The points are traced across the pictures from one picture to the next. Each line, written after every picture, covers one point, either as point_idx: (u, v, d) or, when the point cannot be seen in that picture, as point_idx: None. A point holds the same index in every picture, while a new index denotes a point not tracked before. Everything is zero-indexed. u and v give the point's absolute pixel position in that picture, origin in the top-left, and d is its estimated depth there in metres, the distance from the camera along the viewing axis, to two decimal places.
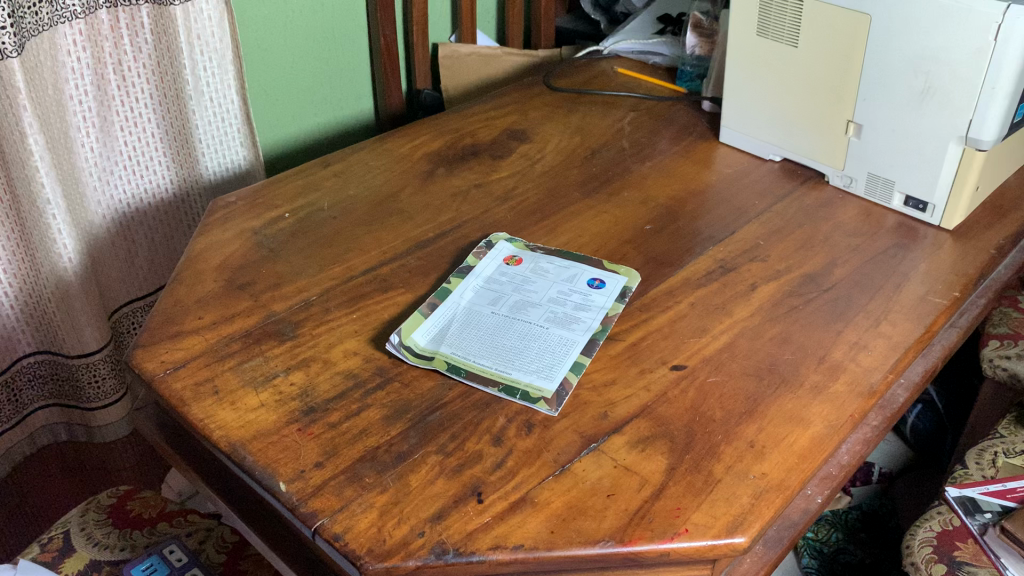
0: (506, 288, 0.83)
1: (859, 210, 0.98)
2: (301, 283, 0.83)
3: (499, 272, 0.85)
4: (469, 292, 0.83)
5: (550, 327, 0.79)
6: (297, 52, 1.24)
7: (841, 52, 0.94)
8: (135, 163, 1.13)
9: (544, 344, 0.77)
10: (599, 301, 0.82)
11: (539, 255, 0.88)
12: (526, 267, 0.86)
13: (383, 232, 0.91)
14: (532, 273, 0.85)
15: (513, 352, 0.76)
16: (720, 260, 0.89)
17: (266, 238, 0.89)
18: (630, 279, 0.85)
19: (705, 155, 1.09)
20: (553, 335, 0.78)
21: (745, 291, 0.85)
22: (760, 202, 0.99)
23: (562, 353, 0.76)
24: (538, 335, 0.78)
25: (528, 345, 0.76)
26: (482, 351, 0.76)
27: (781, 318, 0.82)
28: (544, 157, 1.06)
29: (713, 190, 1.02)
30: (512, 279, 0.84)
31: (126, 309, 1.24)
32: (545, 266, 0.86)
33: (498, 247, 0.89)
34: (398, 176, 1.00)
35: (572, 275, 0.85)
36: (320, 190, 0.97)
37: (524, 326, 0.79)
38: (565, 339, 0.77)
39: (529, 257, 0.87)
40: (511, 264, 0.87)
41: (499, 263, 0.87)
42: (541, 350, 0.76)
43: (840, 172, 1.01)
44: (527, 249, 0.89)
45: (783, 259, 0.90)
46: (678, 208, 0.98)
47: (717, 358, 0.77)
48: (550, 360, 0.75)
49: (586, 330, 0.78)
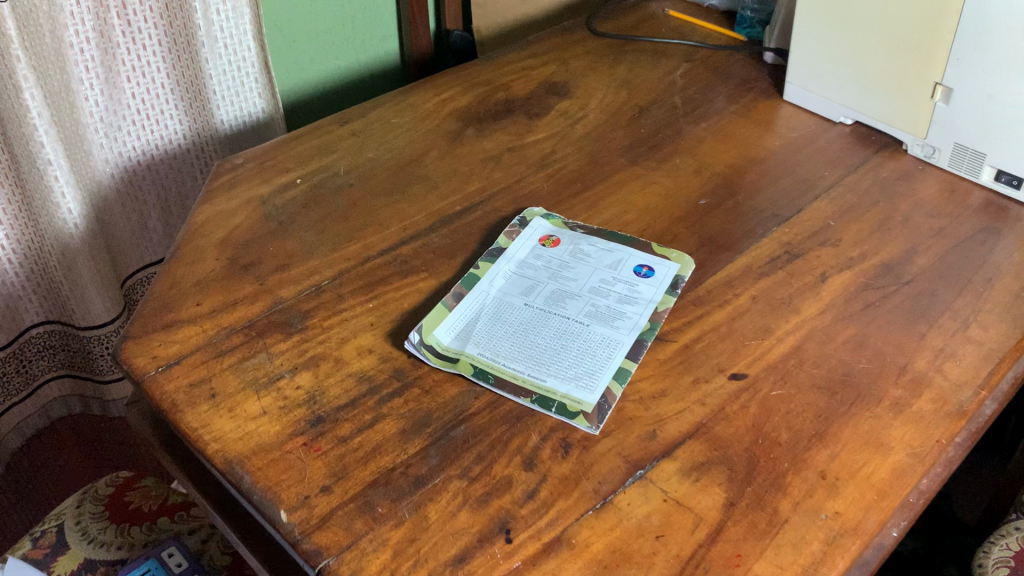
0: (542, 275, 0.74)
1: (942, 185, 0.87)
2: (312, 264, 0.74)
3: (534, 255, 0.76)
4: (499, 278, 0.73)
5: (592, 323, 0.69)
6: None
7: (936, 3, 0.81)
8: (145, 116, 1.04)
9: (584, 345, 0.67)
10: (648, 293, 0.72)
11: (579, 236, 0.78)
12: (564, 251, 0.76)
13: (406, 204, 0.81)
14: (571, 258, 0.75)
15: (549, 354, 0.66)
16: (786, 244, 0.79)
17: (275, 208, 0.80)
18: (682, 267, 0.75)
19: (767, 115, 0.97)
20: (595, 334, 0.68)
21: (814, 283, 0.75)
22: (830, 174, 0.88)
23: (604, 357, 0.66)
24: (577, 333, 0.68)
25: (566, 347, 0.67)
26: (514, 353, 0.66)
27: (855, 316, 0.72)
28: (586, 115, 0.95)
29: (777, 157, 0.90)
30: (548, 265, 0.75)
31: (138, 275, 1.16)
32: (585, 249, 0.76)
33: (533, 225, 0.79)
34: (423, 137, 0.90)
35: (616, 262, 0.75)
36: (337, 152, 0.87)
37: (561, 321, 0.69)
38: (609, 341, 0.68)
39: (568, 238, 0.77)
40: (548, 246, 0.77)
41: (533, 246, 0.77)
42: (581, 354, 0.67)
43: (922, 140, 0.89)
44: (565, 228, 0.79)
45: (857, 243, 0.79)
46: (736, 179, 0.87)
47: (781, 367, 0.67)
48: (591, 366, 0.66)
49: (633, 328, 0.69)
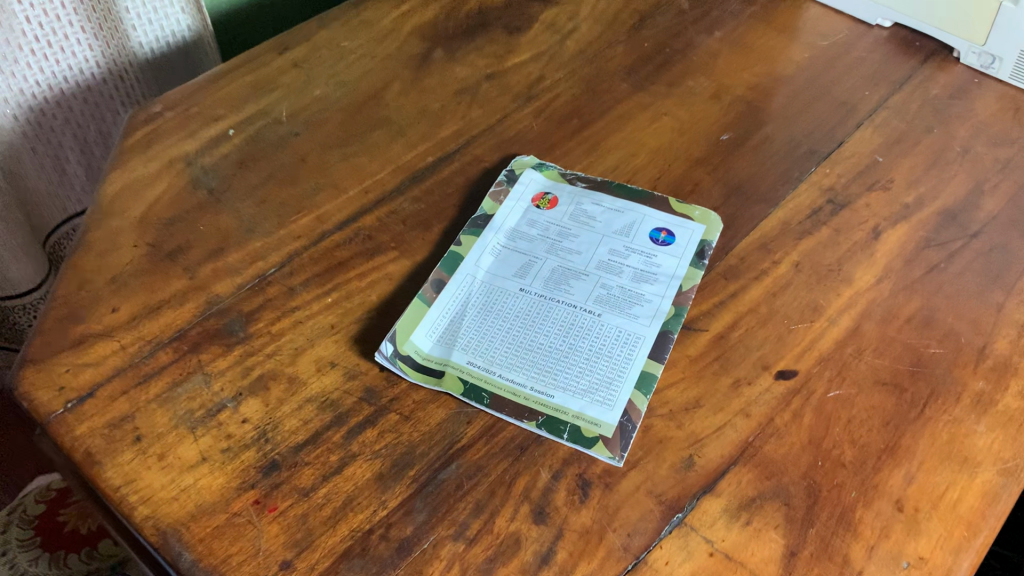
0: (540, 250, 0.61)
1: (1004, 102, 0.73)
2: (254, 247, 0.60)
3: (528, 223, 0.63)
4: (487, 257, 0.60)
5: (604, 313, 0.57)
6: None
7: None
8: (47, 44, 0.86)
9: (597, 344, 0.55)
10: (669, 268, 0.60)
11: (581, 195, 0.64)
12: (564, 215, 0.63)
13: (366, 159, 0.66)
14: (573, 225, 0.62)
15: (555, 359, 0.54)
16: (828, 190, 0.65)
17: (205, 171, 0.65)
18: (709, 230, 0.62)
19: (790, 18, 0.82)
20: (609, 328, 0.56)
21: (865, 242, 0.62)
22: (871, 93, 0.74)
23: (623, 359, 0.54)
24: (588, 326, 0.56)
25: (575, 347, 0.55)
26: (512, 361, 0.54)
27: (919, 284, 0.59)
28: (577, 27, 0.79)
29: (808, 74, 0.76)
30: (546, 235, 0.62)
31: (61, 233, 1.00)
32: (589, 211, 0.63)
33: (524, 182, 0.65)
34: (381, 65, 0.74)
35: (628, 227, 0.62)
36: (277, 91, 0.71)
37: (566, 311, 0.57)
38: (627, 337, 0.55)
39: (567, 198, 0.64)
40: (544, 209, 0.64)
41: (526, 210, 0.63)
42: (594, 356, 0.54)
43: (979, 48, 0.75)
44: (563, 184, 0.65)
45: (912, 185, 0.66)
46: (761, 104, 0.73)
47: (836, 359, 0.55)
48: (608, 373, 0.53)
49: (654, 317, 0.57)
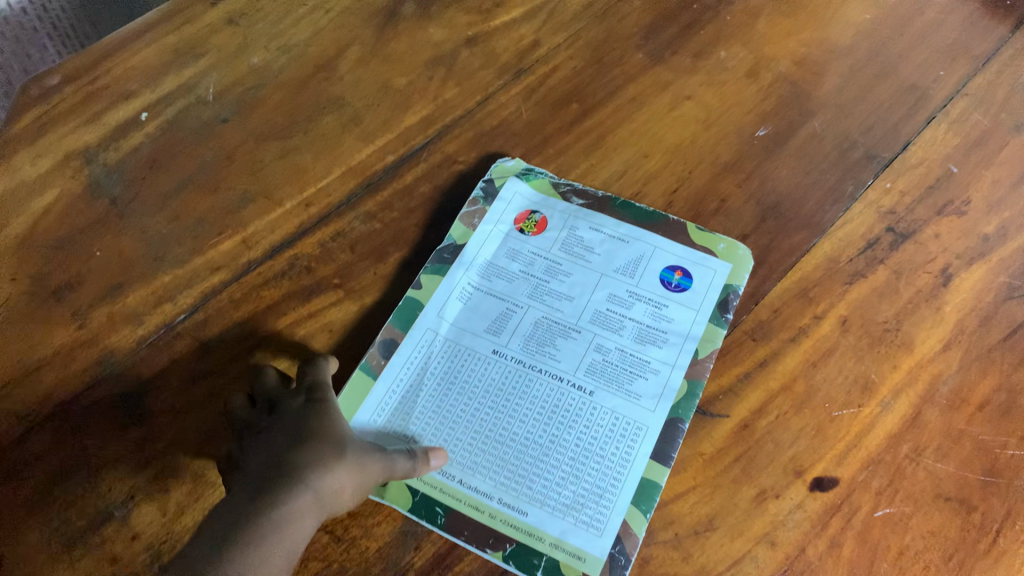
0: (521, 295, 0.49)
1: None
2: (163, 284, 0.48)
3: (508, 255, 0.51)
4: (455, 304, 0.48)
5: (597, 389, 0.45)
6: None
7: None
8: None
9: (586, 436, 0.44)
10: (682, 325, 0.48)
11: (577, 216, 0.52)
12: (554, 245, 0.51)
13: (310, 157, 0.53)
14: (564, 259, 0.50)
15: (532, 458, 0.43)
16: (887, 214, 0.52)
17: (108, 172, 0.52)
18: (734, 271, 0.49)
19: None
20: (603, 412, 0.45)
21: (931, 290, 0.49)
22: (948, 71, 0.59)
23: (618, 461, 0.43)
24: (576, 410, 0.45)
25: (559, 440, 0.44)
26: (479, 462, 0.43)
27: (997, 354, 0.47)
28: None
29: (869, 43, 0.60)
30: (530, 273, 0.50)
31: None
32: (585, 241, 0.51)
33: (507, 197, 0.53)
34: (337, 20, 0.59)
35: (633, 264, 0.50)
36: (204, 59, 0.57)
37: (550, 385, 0.45)
38: (625, 426, 0.44)
39: (560, 220, 0.52)
40: (530, 235, 0.51)
41: (506, 236, 0.51)
42: (581, 456, 0.43)
43: None
44: (555, 199, 0.53)
45: (994, 208, 0.52)
46: (810, 84, 0.58)
47: (888, 463, 0.44)
48: (598, 481, 0.43)
49: (660, 396, 0.45)
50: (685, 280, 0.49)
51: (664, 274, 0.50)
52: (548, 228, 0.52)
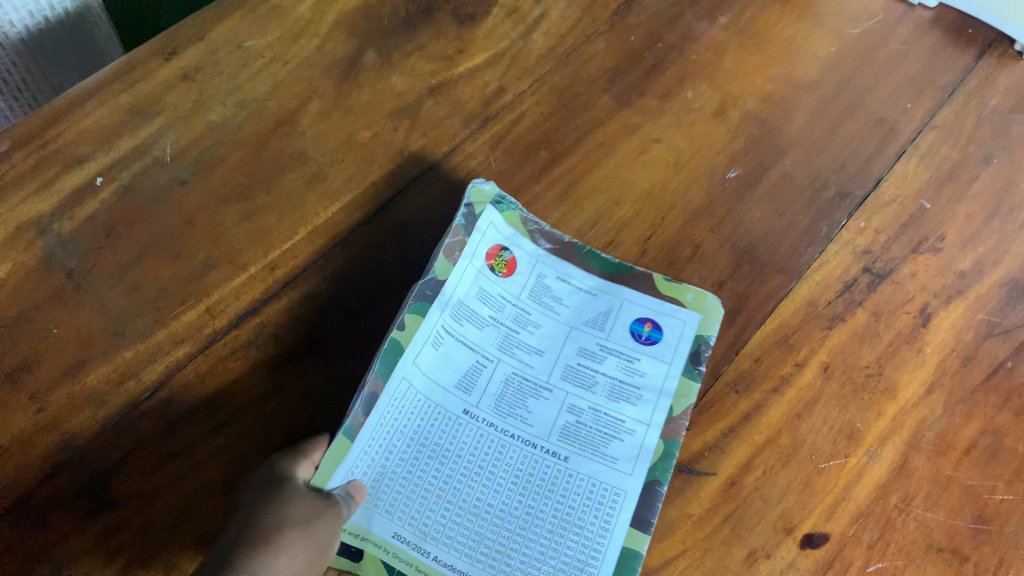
0: (490, 348, 0.47)
1: None
2: (125, 361, 0.46)
3: (479, 302, 0.48)
4: (426, 358, 0.46)
5: (572, 455, 0.45)
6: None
7: None
8: None
9: (563, 507, 0.43)
10: (654, 381, 0.47)
11: (549, 263, 0.50)
12: (520, 291, 0.49)
13: (273, 218, 0.52)
14: (533, 309, 0.49)
15: (511, 532, 0.43)
16: (863, 254, 0.51)
17: (63, 244, 0.50)
18: (705, 321, 0.48)
19: None
20: (578, 482, 0.44)
21: (911, 332, 0.49)
22: (915, 104, 0.59)
23: (596, 530, 0.43)
24: (551, 477, 0.44)
25: (534, 513, 0.43)
26: (455, 536, 0.42)
27: (980, 395, 0.47)
28: (547, 12, 0.61)
29: (836, 77, 0.60)
30: (498, 322, 0.48)
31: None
32: (552, 288, 0.49)
33: (483, 229, 0.49)
34: (294, 71, 0.57)
35: (603, 317, 0.49)
36: (157, 117, 0.55)
37: (523, 454, 0.44)
38: (602, 493, 0.43)
39: (528, 261, 0.50)
40: (501, 277, 0.49)
41: (479, 278, 0.49)
42: (560, 528, 0.43)
43: None
44: (526, 239, 0.50)
45: (968, 243, 0.52)
46: (780, 122, 0.57)
47: (877, 514, 0.43)
48: (577, 553, 0.42)
49: (634, 459, 0.44)
50: (655, 331, 0.48)
51: (635, 325, 0.48)
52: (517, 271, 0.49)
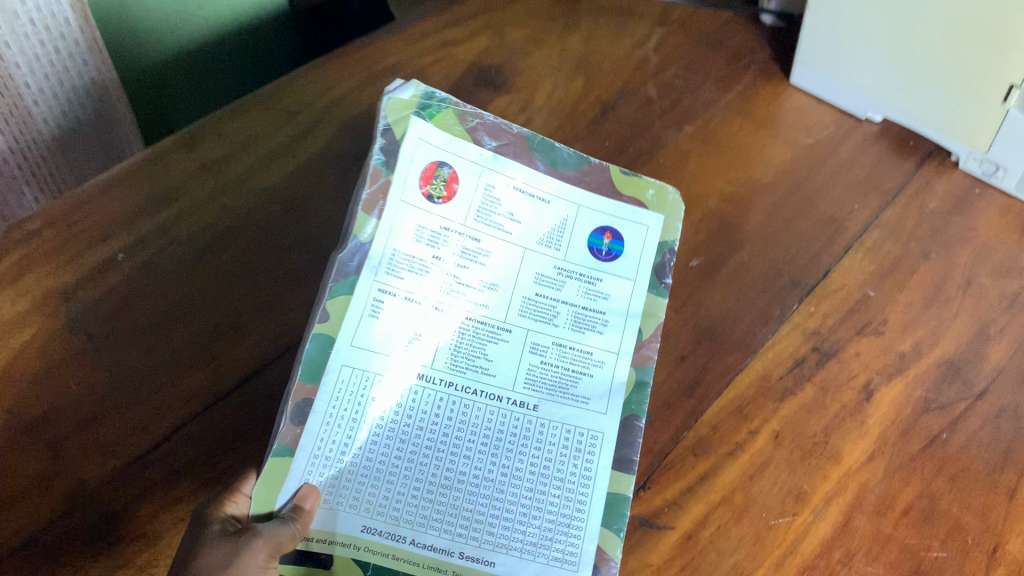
0: (445, 296, 0.51)
1: (1006, 218, 0.65)
2: (136, 415, 0.51)
3: (416, 250, 0.51)
4: (368, 334, 0.48)
5: (540, 403, 0.51)
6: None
7: None
8: None
9: (538, 459, 0.49)
10: (621, 302, 0.55)
11: (491, 159, 0.55)
12: (462, 212, 0.53)
13: (278, 291, 0.57)
14: (480, 237, 0.53)
15: (490, 493, 0.48)
16: (812, 335, 0.57)
17: (85, 310, 0.55)
18: (666, 220, 0.59)
19: (770, 108, 0.72)
20: (551, 430, 0.50)
21: (854, 405, 0.53)
22: (860, 207, 0.65)
23: (577, 485, 0.49)
24: (520, 432, 0.50)
25: (512, 470, 0.49)
26: (427, 505, 0.47)
27: (917, 463, 0.51)
28: (531, 120, 0.68)
29: (789, 182, 0.67)
30: (444, 262, 0.52)
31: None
32: (503, 217, 0.54)
33: (414, 150, 0.52)
34: (302, 163, 0.63)
35: (556, 233, 0.55)
36: (175, 201, 0.61)
37: (489, 410, 0.50)
38: (580, 438, 0.50)
39: (472, 176, 0.54)
40: (440, 203, 0.53)
41: (414, 214, 0.51)
42: (539, 479, 0.49)
43: (982, 155, 0.66)
44: (466, 143, 0.55)
45: (908, 327, 0.57)
46: (738, 219, 0.64)
47: (821, 568, 0.47)
48: (561, 510, 0.48)
49: (609, 394, 0.52)
50: (617, 243, 0.56)
51: (594, 238, 0.56)
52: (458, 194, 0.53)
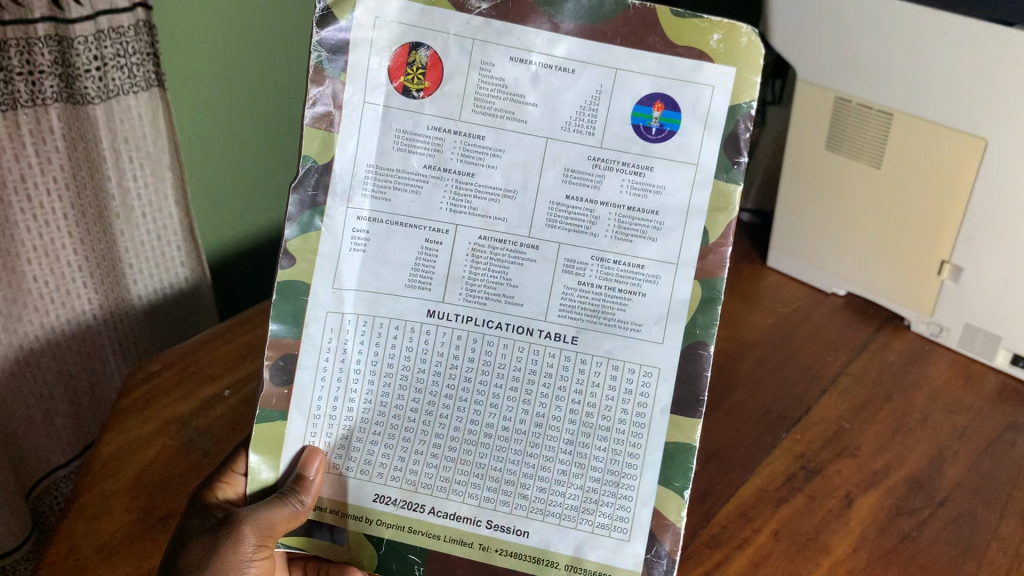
0: (446, 208, 0.49)
1: (952, 369, 0.79)
2: None
3: (403, 162, 0.49)
4: (368, 273, 0.50)
5: (580, 333, 0.50)
6: (238, 100, 0.96)
7: (942, 179, 0.74)
8: (55, 298, 0.89)
9: (576, 407, 0.51)
10: (678, 199, 0.48)
11: (481, 29, 0.47)
12: (456, 102, 0.48)
13: None
14: (484, 130, 0.48)
15: (522, 449, 0.51)
16: (800, 456, 0.69)
17: (199, 433, 0.67)
18: (741, 72, 0.47)
19: (751, 286, 0.88)
20: (595, 366, 0.50)
21: (838, 510, 0.64)
22: (832, 359, 0.79)
23: (628, 435, 0.51)
24: (553, 374, 0.50)
25: (547, 418, 0.51)
26: (448, 466, 0.51)
27: (894, 554, 0.61)
28: None
29: (771, 340, 0.81)
30: (443, 171, 0.49)
31: (48, 481, 0.98)
32: (506, 99, 0.48)
33: (370, 26, 0.48)
34: None
35: (584, 111, 0.48)
36: None
37: (519, 347, 0.50)
38: (632, 373, 0.50)
39: (456, 54, 0.48)
40: (421, 96, 0.48)
41: (392, 112, 0.48)
42: (576, 428, 0.51)
43: (928, 319, 0.81)
44: (449, 11, 0.47)
45: (877, 451, 0.69)
46: (732, 368, 0.77)
47: None
48: (610, 464, 0.51)
49: (665, 317, 0.50)
50: (670, 113, 0.47)
51: (642, 111, 0.47)
52: (444, 77, 0.48)
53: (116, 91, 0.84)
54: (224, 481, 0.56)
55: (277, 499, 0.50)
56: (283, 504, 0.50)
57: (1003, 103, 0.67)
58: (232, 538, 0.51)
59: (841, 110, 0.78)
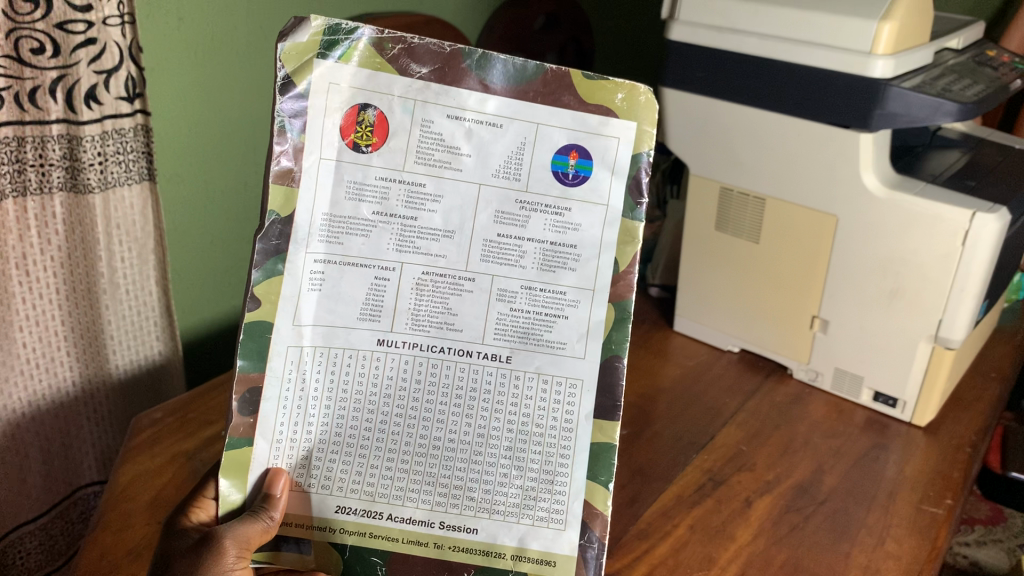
0: (394, 249, 0.55)
1: (828, 407, 0.95)
2: None
3: (353, 210, 0.55)
4: (325, 304, 0.55)
5: (514, 354, 0.57)
6: (213, 194, 1.09)
7: (806, 249, 0.93)
8: (40, 366, 0.97)
9: (514, 419, 0.57)
10: (592, 234, 0.56)
11: (422, 90, 0.54)
12: (401, 154, 0.54)
13: None
14: (425, 178, 0.55)
15: (469, 458, 0.57)
16: (708, 471, 0.83)
17: (203, 462, 0.77)
18: (641, 126, 0.56)
19: (662, 346, 1.05)
20: (527, 381, 0.57)
21: (740, 509, 0.79)
22: (731, 400, 0.95)
23: (559, 439, 0.58)
24: (491, 392, 0.57)
25: (489, 431, 0.57)
26: (404, 478, 0.57)
27: (785, 540, 0.75)
28: None
29: (680, 387, 0.97)
30: (390, 217, 0.55)
31: (13, 538, 1.01)
32: (444, 152, 0.55)
33: (325, 90, 0.54)
34: None
35: (510, 161, 0.55)
36: None
37: (460, 366, 0.56)
38: (560, 386, 0.57)
39: (400, 112, 0.54)
40: (369, 150, 0.54)
41: (341, 166, 0.54)
42: (515, 437, 0.57)
43: (805, 365, 0.98)
44: (393, 75, 0.54)
45: (770, 466, 0.85)
46: (649, 407, 0.93)
47: None
48: (545, 465, 0.58)
49: (586, 335, 0.57)
50: (584, 161, 0.56)
51: (559, 159, 0.55)
52: (390, 134, 0.54)
53: (113, 183, 0.97)
54: (198, 504, 0.59)
55: (250, 516, 0.54)
56: (255, 520, 0.54)
57: (844, 186, 0.87)
58: (215, 551, 0.54)
59: (726, 196, 0.98)
